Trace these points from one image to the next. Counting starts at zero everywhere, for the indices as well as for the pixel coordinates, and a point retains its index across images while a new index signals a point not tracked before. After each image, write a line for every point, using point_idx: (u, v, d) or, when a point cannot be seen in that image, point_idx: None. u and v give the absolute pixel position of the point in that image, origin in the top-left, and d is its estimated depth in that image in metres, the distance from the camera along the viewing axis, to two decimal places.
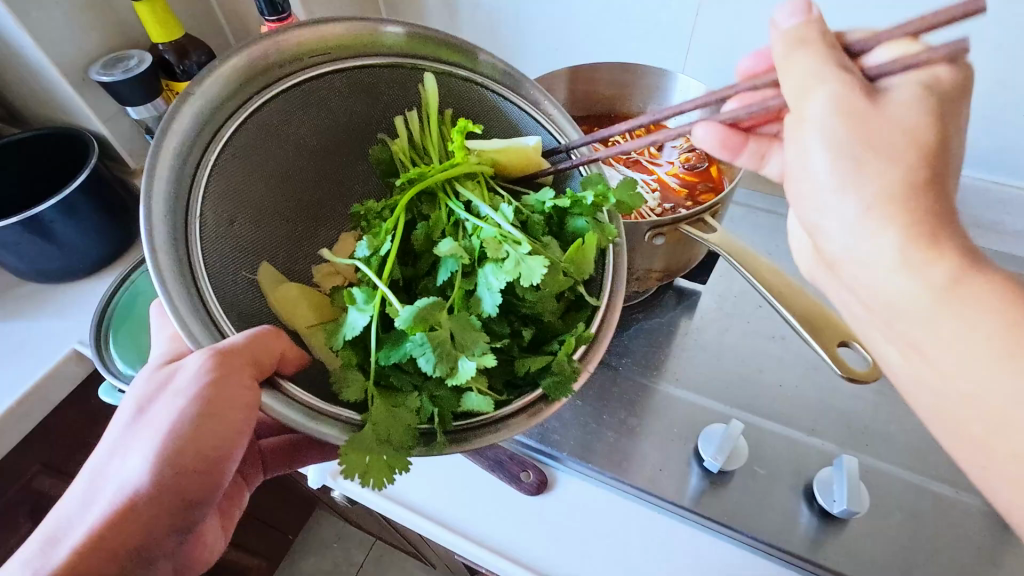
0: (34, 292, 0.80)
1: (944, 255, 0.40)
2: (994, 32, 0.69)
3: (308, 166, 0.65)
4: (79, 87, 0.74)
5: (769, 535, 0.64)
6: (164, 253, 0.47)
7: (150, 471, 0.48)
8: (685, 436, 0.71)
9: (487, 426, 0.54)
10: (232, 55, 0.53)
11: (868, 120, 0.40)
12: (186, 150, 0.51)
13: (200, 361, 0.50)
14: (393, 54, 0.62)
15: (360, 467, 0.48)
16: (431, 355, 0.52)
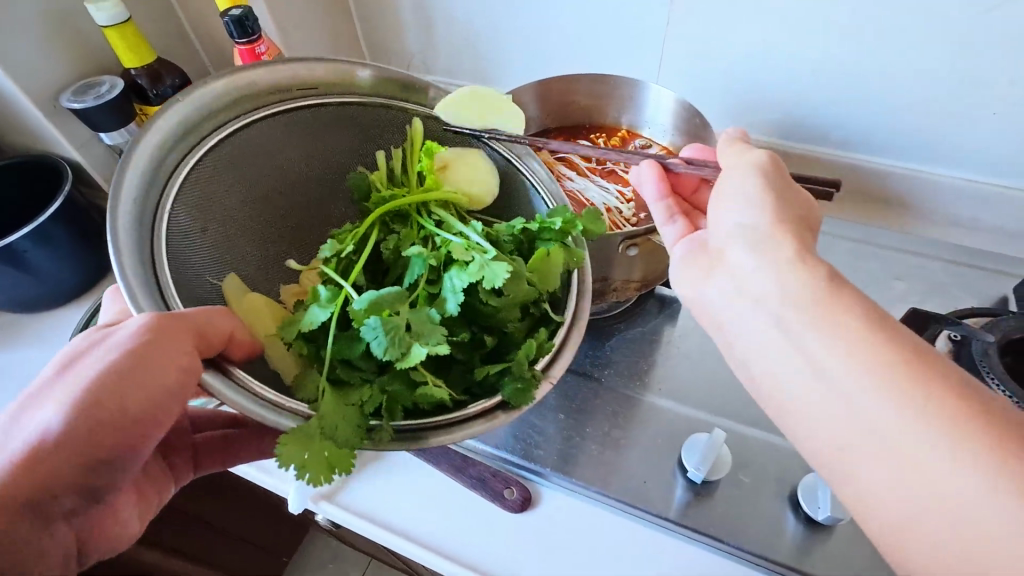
0: (13, 323, 0.80)
1: (821, 266, 0.44)
2: (974, 31, 0.65)
3: (292, 197, 0.60)
4: (50, 114, 0.74)
5: (756, 545, 0.56)
6: (126, 249, 0.43)
7: (66, 423, 0.40)
8: (670, 446, 0.63)
9: (441, 427, 0.47)
10: (227, 72, 0.52)
11: (786, 180, 0.51)
12: (165, 149, 0.49)
13: (142, 322, 0.42)
14: (379, 98, 0.59)
15: (299, 459, 0.43)
16: (383, 338, 0.47)
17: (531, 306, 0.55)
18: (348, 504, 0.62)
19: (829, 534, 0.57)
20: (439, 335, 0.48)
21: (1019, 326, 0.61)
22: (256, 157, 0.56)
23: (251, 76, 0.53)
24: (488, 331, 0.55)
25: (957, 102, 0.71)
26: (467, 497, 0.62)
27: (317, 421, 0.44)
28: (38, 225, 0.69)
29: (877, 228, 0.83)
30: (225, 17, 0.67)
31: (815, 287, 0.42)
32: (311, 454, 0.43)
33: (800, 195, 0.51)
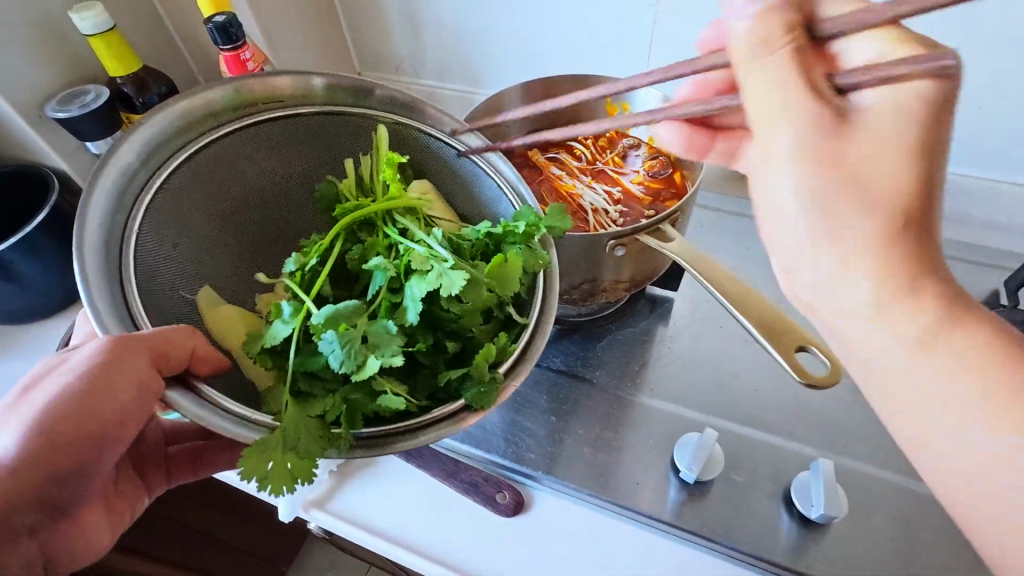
0: (2, 334, 0.79)
1: (900, 268, 0.41)
2: (955, 27, 0.65)
3: (261, 207, 0.62)
4: (36, 124, 0.73)
5: (751, 546, 0.56)
6: (91, 272, 0.44)
7: (25, 442, 0.43)
8: (662, 447, 0.63)
9: (406, 431, 0.46)
10: (188, 92, 0.53)
11: (844, 147, 0.41)
12: (131, 171, 0.50)
13: (95, 345, 0.45)
14: (344, 106, 0.59)
15: (260, 471, 0.43)
16: (340, 352, 0.47)
17: (496, 311, 0.55)
18: (340, 512, 0.62)
19: (824, 531, 0.56)
20: (394, 345, 0.48)
21: (1010, 319, 0.61)
22: (222, 173, 0.57)
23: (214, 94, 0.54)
24: (453, 337, 0.55)
25: None
26: (461, 502, 0.61)
27: (282, 431, 0.44)
28: (24, 236, 0.68)
29: None
30: (208, 24, 0.67)
31: (908, 303, 0.41)
32: (273, 465, 0.43)
33: (870, 150, 0.41)
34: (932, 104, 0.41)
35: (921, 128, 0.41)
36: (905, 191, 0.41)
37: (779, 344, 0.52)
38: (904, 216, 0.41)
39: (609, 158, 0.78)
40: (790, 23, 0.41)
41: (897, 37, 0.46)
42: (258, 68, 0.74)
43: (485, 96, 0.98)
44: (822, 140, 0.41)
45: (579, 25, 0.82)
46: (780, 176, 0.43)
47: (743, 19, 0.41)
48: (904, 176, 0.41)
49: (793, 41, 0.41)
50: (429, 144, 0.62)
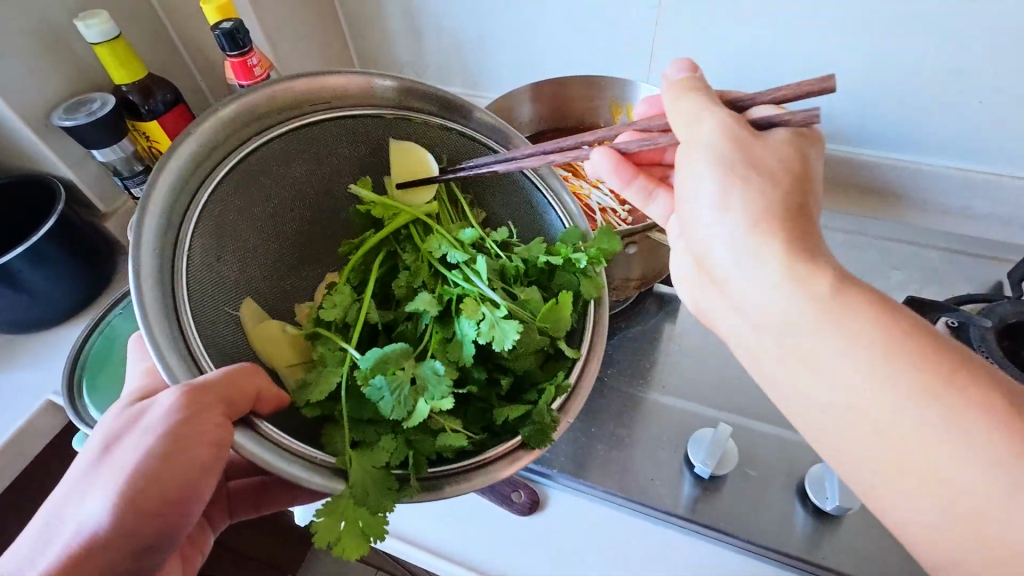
0: (10, 343, 0.79)
1: (823, 273, 0.38)
2: (948, 26, 0.66)
3: (299, 213, 0.61)
4: (41, 132, 0.73)
5: (767, 538, 0.56)
6: (150, 305, 0.43)
7: (113, 513, 0.41)
8: (676, 444, 0.63)
9: (457, 474, 0.48)
10: (230, 98, 0.51)
11: (749, 147, 0.42)
12: (180, 185, 0.48)
13: (172, 399, 0.43)
14: (391, 106, 0.59)
15: (333, 534, 0.44)
16: (389, 398, 0.48)
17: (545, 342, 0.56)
18: None
19: (839, 524, 0.57)
20: (442, 388, 0.49)
21: (1015, 310, 0.62)
22: (264, 181, 0.56)
23: (261, 95, 0.52)
24: (503, 372, 0.56)
25: (939, 94, 0.73)
26: (480, 502, 0.62)
27: (354, 489, 0.44)
28: (31, 245, 0.68)
29: (868, 219, 0.83)
30: (217, 30, 0.67)
31: (832, 303, 0.37)
32: (345, 525, 0.44)
33: (771, 155, 0.42)
34: (741, 127, 0.43)
35: (801, 144, 0.44)
36: (765, 198, 0.40)
37: None
38: (806, 226, 0.40)
39: None
40: (687, 78, 0.48)
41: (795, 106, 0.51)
42: (265, 73, 0.74)
43: (489, 100, 0.99)
44: (735, 141, 0.42)
45: (577, 30, 0.83)
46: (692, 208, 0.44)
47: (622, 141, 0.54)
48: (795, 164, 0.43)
49: (697, 86, 0.47)
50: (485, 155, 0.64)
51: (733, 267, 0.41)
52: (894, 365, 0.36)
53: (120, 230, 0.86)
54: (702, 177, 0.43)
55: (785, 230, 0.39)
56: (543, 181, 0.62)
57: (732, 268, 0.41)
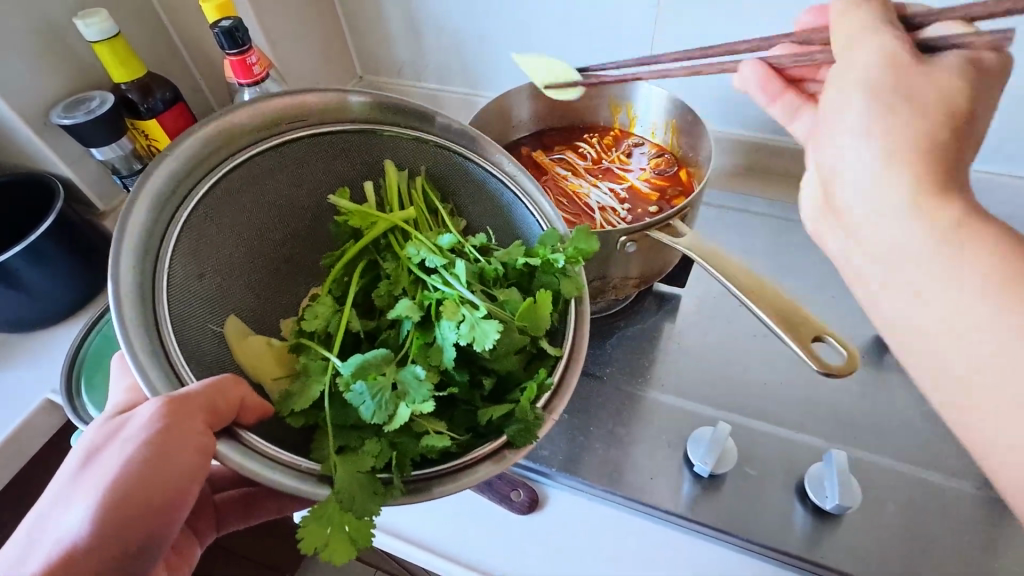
0: (8, 341, 0.79)
1: (952, 203, 0.38)
2: None
3: (282, 228, 0.61)
4: (40, 131, 0.73)
5: (766, 537, 0.56)
6: (130, 324, 0.43)
7: (95, 519, 0.41)
8: (675, 442, 0.63)
9: (442, 475, 0.48)
10: (207, 119, 0.51)
11: (909, 73, 0.40)
12: (159, 206, 0.48)
13: (152, 409, 0.43)
14: (368, 120, 0.60)
15: (321, 540, 0.44)
16: (371, 403, 0.48)
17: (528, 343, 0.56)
18: None
19: (838, 521, 0.57)
20: (423, 392, 0.49)
21: None
22: (246, 198, 0.56)
23: (239, 114, 0.53)
24: (486, 374, 0.55)
25: None
26: (477, 501, 0.62)
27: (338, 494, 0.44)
28: (30, 243, 0.68)
29: None
30: (215, 29, 0.67)
31: (941, 239, 0.38)
32: (332, 530, 0.44)
33: (931, 86, 0.40)
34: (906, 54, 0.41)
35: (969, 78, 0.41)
36: (923, 136, 0.39)
37: (796, 333, 0.52)
38: (942, 169, 0.39)
39: (615, 156, 0.79)
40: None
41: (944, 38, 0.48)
42: (264, 72, 0.74)
43: (488, 99, 0.99)
44: (894, 66, 0.41)
45: (576, 30, 0.83)
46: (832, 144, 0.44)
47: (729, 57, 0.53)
48: (959, 97, 0.40)
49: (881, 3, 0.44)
50: (459, 163, 0.64)
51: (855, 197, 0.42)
52: (1016, 307, 0.35)
53: None
54: (850, 107, 0.42)
55: (922, 163, 0.39)
56: (517, 184, 0.62)
57: (857, 200, 0.42)
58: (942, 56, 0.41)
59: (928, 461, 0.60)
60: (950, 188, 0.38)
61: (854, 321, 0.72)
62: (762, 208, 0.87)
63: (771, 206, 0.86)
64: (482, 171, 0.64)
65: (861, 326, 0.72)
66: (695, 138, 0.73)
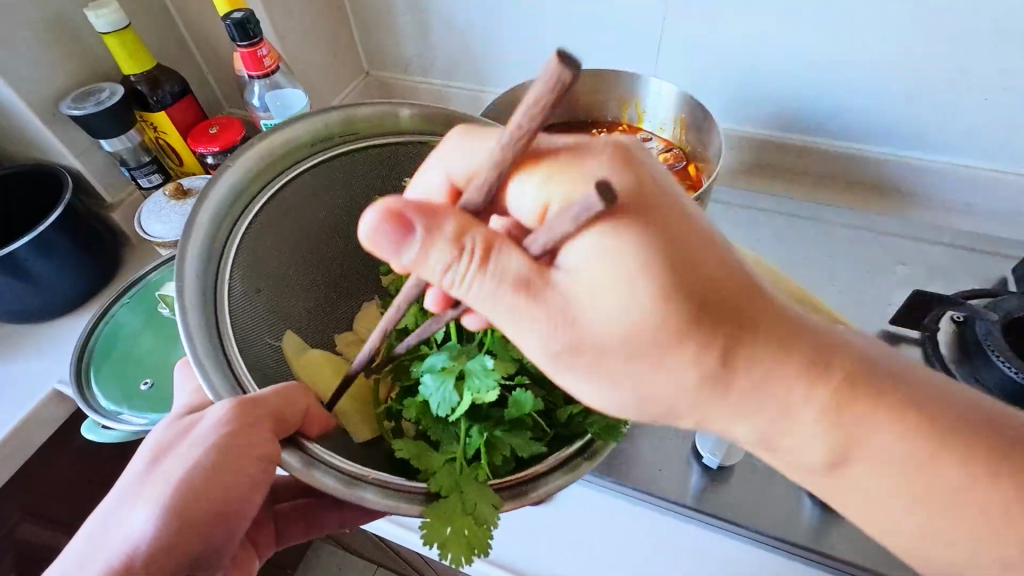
0: (15, 331, 0.79)
1: (680, 362, 0.37)
2: (952, 19, 0.67)
3: (339, 242, 0.60)
4: (49, 122, 0.73)
5: (773, 528, 0.57)
6: (195, 331, 0.45)
7: (159, 520, 0.41)
8: (683, 434, 0.63)
9: (537, 475, 0.47)
10: (268, 133, 0.53)
11: (671, 238, 0.36)
12: (221, 214, 0.50)
13: (220, 411, 0.44)
14: (413, 135, 0.59)
15: (439, 537, 0.44)
16: (444, 390, 0.50)
17: None
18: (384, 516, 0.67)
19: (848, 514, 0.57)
20: (482, 377, 0.49)
21: (1020, 305, 0.64)
22: (301, 213, 0.56)
23: (293, 132, 0.54)
24: None
25: (945, 88, 0.73)
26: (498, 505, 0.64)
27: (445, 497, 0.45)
28: (38, 234, 0.68)
29: (874, 214, 0.83)
30: (226, 21, 0.67)
31: (669, 337, 0.36)
32: (452, 530, 0.44)
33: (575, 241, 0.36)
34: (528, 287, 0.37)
35: (633, 277, 0.35)
36: (650, 318, 0.35)
37: None
38: (677, 320, 0.36)
39: None
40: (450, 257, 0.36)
41: (546, 175, 0.39)
42: (274, 64, 0.74)
43: (493, 95, 0.99)
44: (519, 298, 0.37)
45: (584, 27, 0.84)
46: (602, 301, 0.36)
47: (409, 258, 0.36)
48: (648, 319, 0.35)
49: (475, 252, 0.36)
50: None
51: (723, 402, 0.39)
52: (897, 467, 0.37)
53: (127, 221, 0.86)
54: (597, 259, 0.35)
55: (689, 355, 0.36)
56: None
57: (642, 379, 0.38)
58: (570, 260, 0.36)
59: None
60: (683, 353, 0.36)
61: (859, 316, 0.72)
62: (767, 206, 0.87)
63: (779, 203, 0.86)
64: None
65: (866, 321, 0.72)
66: (703, 134, 0.73)
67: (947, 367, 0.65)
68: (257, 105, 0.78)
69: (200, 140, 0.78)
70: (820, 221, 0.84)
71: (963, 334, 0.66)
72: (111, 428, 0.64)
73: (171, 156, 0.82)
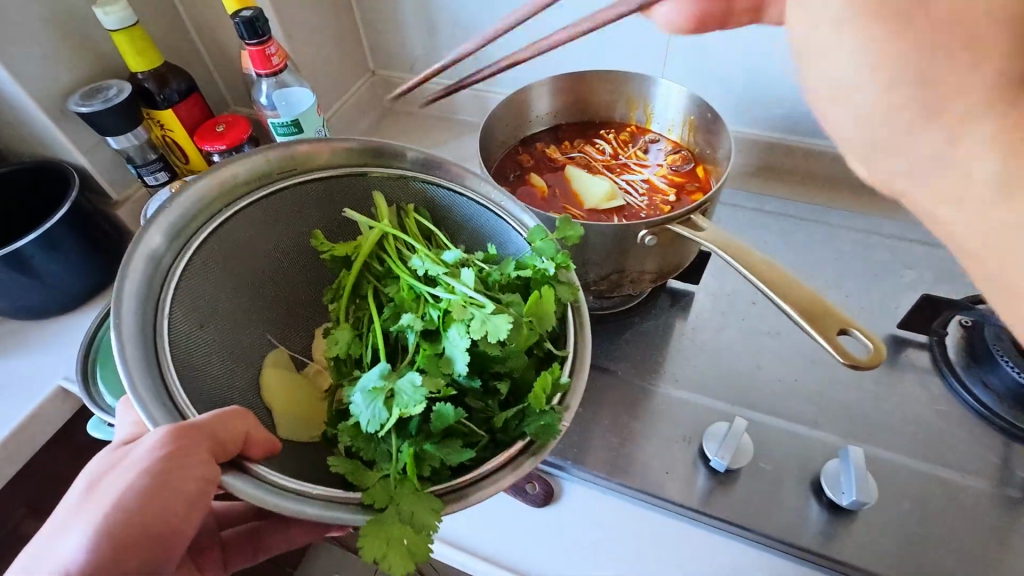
0: (23, 327, 0.79)
1: None
2: None
3: (280, 272, 0.62)
4: (57, 119, 0.73)
5: (778, 532, 0.57)
6: (132, 363, 0.43)
7: (92, 544, 0.41)
8: (689, 437, 0.63)
9: (478, 479, 0.48)
10: (208, 170, 0.54)
11: None
12: (160, 250, 0.50)
13: (154, 437, 0.43)
14: (353, 167, 0.62)
15: (380, 550, 0.43)
16: (371, 407, 0.49)
17: (535, 348, 0.56)
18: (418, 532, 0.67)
19: (853, 519, 0.56)
20: (414, 396, 0.48)
21: None
22: (242, 243, 0.57)
23: (235, 167, 0.55)
24: (499, 378, 0.55)
25: None
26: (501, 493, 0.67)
27: (382, 510, 0.45)
28: (46, 231, 0.68)
29: (883, 217, 0.83)
30: (235, 19, 0.67)
31: None
32: (391, 540, 0.43)
33: None
34: None
35: None
36: None
37: (819, 325, 0.53)
38: None
39: (632, 152, 0.79)
40: None
41: None
42: (282, 63, 0.74)
43: (499, 95, 0.99)
44: None
45: None
46: None
47: None
48: None
49: None
50: (450, 198, 0.64)
51: None
52: None
53: (132, 218, 0.85)
54: None
55: None
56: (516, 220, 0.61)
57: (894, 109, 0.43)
58: None
59: (940, 457, 0.60)
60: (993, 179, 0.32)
61: (866, 319, 0.72)
62: (775, 209, 0.86)
63: (786, 205, 0.86)
64: (477, 204, 0.63)
65: (874, 324, 0.72)
66: (713, 135, 0.73)
67: (954, 370, 0.65)
68: (263, 104, 0.78)
69: (206, 137, 0.78)
70: (828, 223, 0.84)
71: (971, 338, 0.66)
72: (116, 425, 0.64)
73: (178, 153, 0.82)
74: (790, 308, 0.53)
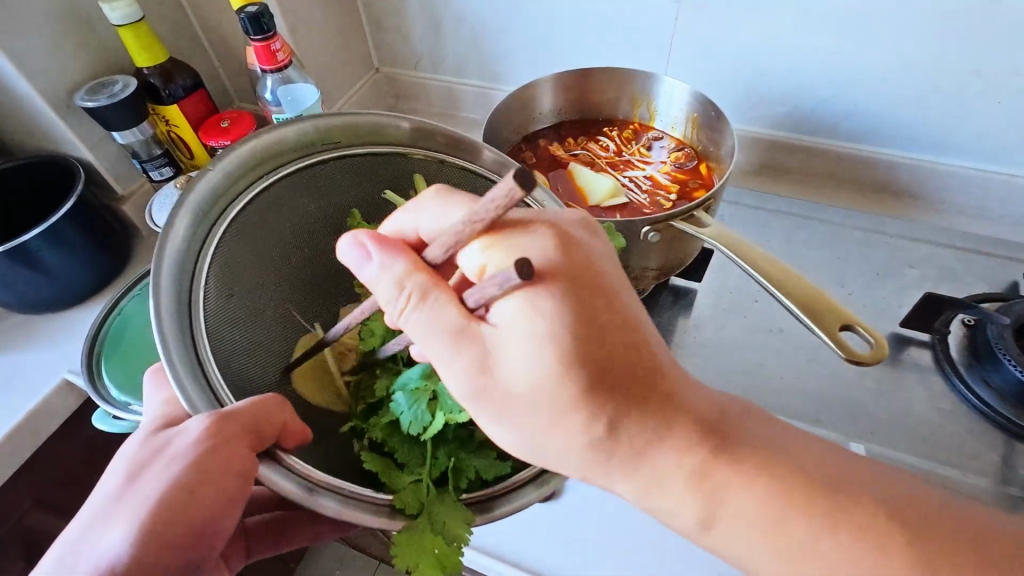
0: (29, 320, 0.80)
1: None
2: (966, 19, 0.66)
3: (312, 250, 0.60)
4: (63, 114, 0.74)
5: None
6: (170, 337, 0.42)
7: (139, 539, 0.42)
8: None
9: (506, 493, 0.48)
10: (250, 135, 0.52)
11: None
12: (194, 226, 0.47)
13: (198, 427, 0.43)
14: (394, 146, 0.59)
15: (414, 560, 0.45)
16: (414, 408, 0.52)
17: None
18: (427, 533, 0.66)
19: None
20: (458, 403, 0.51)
21: None
22: (278, 216, 0.55)
23: (278, 133, 0.53)
24: None
25: (960, 89, 0.72)
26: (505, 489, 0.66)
27: (415, 517, 0.46)
28: (52, 224, 0.68)
29: (885, 216, 0.83)
30: (241, 14, 0.67)
31: None
32: (424, 550, 0.45)
33: None
34: None
35: None
36: None
37: (821, 321, 0.53)
38: None
39: (635, 150, 0.79)
40: None
41: None
42: (288, 59, 0.74)
43: (503, 93, 0.99)
44: None
45: (597, 24, 0.84)
46: None
47: None
48: None
49: None
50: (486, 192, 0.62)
51: None
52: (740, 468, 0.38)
53: (138, 213, 0.86)
54: None
55: None
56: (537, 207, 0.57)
57: None
58: None
59: (939, 455, 0.61)
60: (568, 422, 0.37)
61: (868, 318, 0.72)
62: (777, 207, 0.86)
63: (788, 204, 0.86)
64: None
65: (876, 323, 0.72)
66: (716, 133, 0.73)
67: (956, 367, 0.65)
68: (268, 99, 0.78)
69: (212, 132, 0.78)
70: (830, 222, 0.84)
71: (973, 337, 0.65)
72: (121, 417, 0.65)
73: (184, 149, 0.83)
74: (792, 304, 0.54)
